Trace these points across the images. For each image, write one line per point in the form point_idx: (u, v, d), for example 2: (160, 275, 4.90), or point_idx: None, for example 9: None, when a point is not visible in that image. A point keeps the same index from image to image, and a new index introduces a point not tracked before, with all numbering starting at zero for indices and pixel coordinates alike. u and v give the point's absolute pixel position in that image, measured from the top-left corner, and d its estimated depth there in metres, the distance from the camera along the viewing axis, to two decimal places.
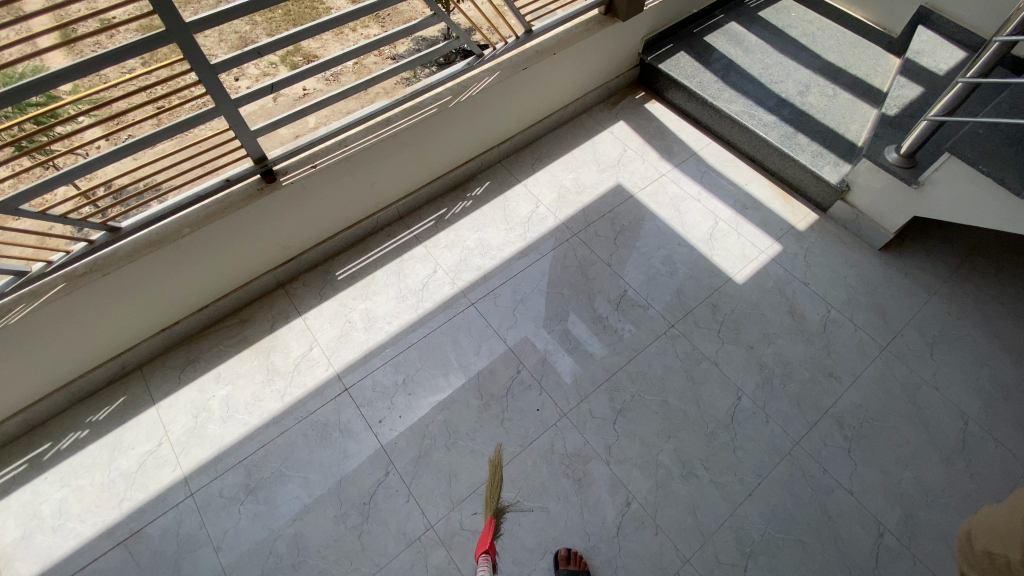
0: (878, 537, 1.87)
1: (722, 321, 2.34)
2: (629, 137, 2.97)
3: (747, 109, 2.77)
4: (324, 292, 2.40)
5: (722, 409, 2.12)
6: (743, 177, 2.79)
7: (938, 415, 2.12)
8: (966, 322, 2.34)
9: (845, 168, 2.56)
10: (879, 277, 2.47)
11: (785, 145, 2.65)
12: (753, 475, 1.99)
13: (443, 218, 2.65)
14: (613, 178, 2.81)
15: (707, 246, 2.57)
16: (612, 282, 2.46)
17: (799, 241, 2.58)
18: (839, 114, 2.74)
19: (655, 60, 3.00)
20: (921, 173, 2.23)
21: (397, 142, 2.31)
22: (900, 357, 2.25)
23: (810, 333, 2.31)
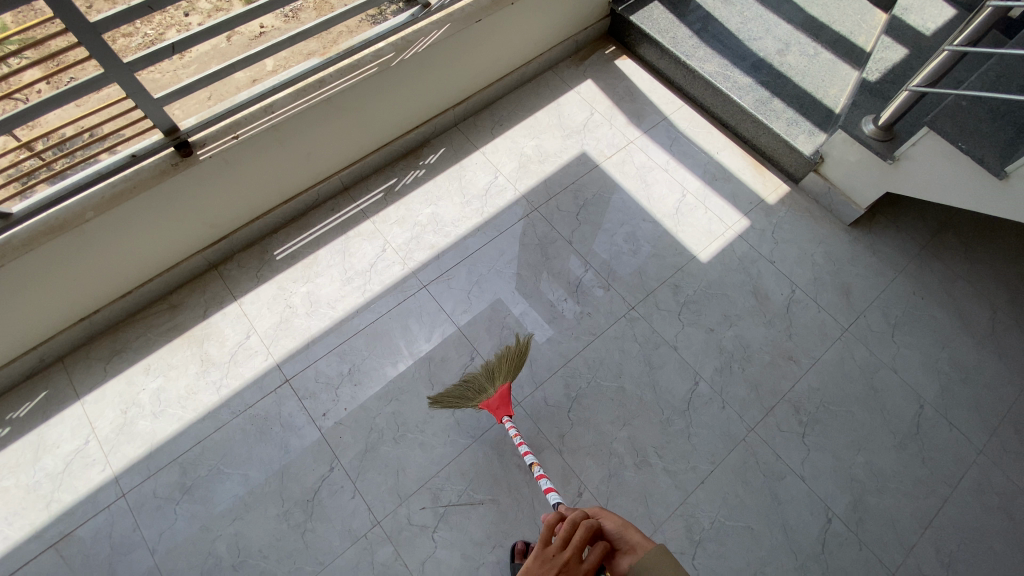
0: (825, 522, 1.89)
1: (684, 302, 2.25)
2: (596, 98, 2.74)
3: (722, 70, 2.58)
4: (261, 275, 2.23)
5: (678, 395, 2.07)
6: (714, 145, 2.64)
7: (894, 399, 2.11)
8: (930, 303, 2.30)
9: (820, 137, 2.41)
10: (847, 255, 2.38)
11: (759, 111, 2.48)
12: (707, 463, 1.97)
13: (392, 190, 2.45)
14: (578, 146, 2.61)
15: (672, 222, 2.44)
16: (572, 262, 2.33)
17: (768, 216, 2.47)
18: (817, 76, 2.56)
19: (626, 12, 2.74)
20: (897, 147, 2.10)
21: (333, 105, 2.07)
22: (861, 339, 2.21)
23: (773, 314, 2.24)
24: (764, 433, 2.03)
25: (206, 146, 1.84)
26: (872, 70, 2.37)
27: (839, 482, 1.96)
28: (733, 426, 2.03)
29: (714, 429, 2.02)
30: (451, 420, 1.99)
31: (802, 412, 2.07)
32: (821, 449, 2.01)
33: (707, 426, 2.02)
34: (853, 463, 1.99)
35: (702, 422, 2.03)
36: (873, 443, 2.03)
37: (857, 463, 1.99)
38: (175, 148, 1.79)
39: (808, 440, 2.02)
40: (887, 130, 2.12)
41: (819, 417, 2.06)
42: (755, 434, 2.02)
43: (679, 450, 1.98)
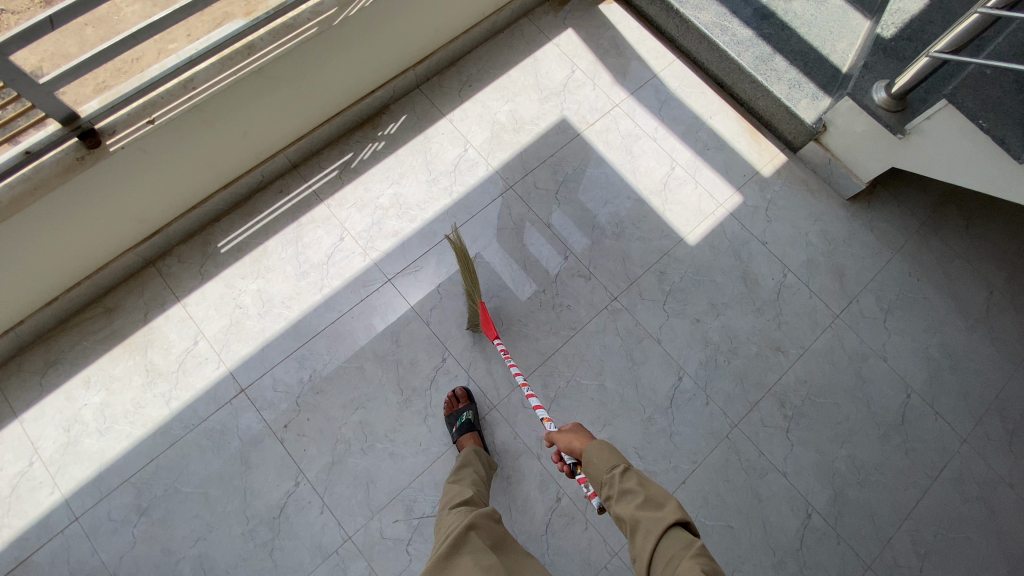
0: (805, 518, 1.88)
1: (669, 291, 2.11)
2: (578, 53, 2.41)
3: (719, 20, 2.27)
4: (206, 271, 2.00)
5: (661, 392, 1.98)
6: (707, 108, 2.38)
7: (881, 388, 2.05)
8: (925, 284, 2.19)
9: (823, 102, 2.17)
10: (843, 234, 2.23)
11: (758, 71, 2.21)
12: (688, 462, 1.91)
13: (347, 167, 2.18)
14: (557, 111, 2.33)
15: (659, 199, 2.24)
16: (551, 248, 2.15)
17: (762, 190, 2.28)
18: (825, 27, 2.27)
19: None
20: (910, 120, 1.88)
21: (269, 75, 1.76)
22: (852, 326, 2.12)
23: (762, 302, 2.12)
24: (748, 429, 1.97)
25: (116, 133, 1.54)
26: (887, 25, 2.08)
27: (820, 477, 1.93)
28: (716, 422, 1.96)
29: (697, 427, 1.95)
30: (423, 427, 1.88)
31: (787, 405, 2.00)
32: (804, 444, 1.96)
33: (690, 423, 1.95)
34: (836, 457, 1.96)
35: (685, 420, 1.96)
36: (857, 436, 1.99)
37: (840, 456, 1.96)
38: (81, 138, 1.52)
39: (792, 435, 1.97)
40: (899, 100, 1.90)
41: (805, 411, 2.00)
42: (738, 430, 1.96)
43: (660, 450, 1.92)
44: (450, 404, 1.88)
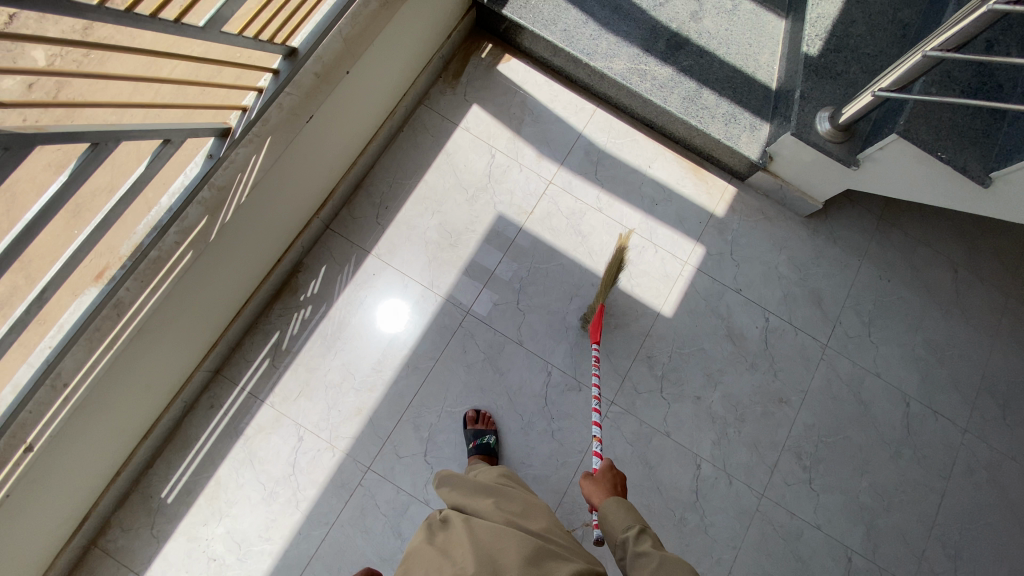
0: (847, 562, 1.92)
1: (662, 375, 1.99)
2: (492, 132, 2.14)
3: (633, 63, 2.04)
4: (158, 531, 1.72)
5: (685, 488, 1.90)
6: (643, 156, 2.19)
7: (882, 405, 2.06)
8: (898, 283, 2.17)
9: (762, 130, 2.02)
10: (811, 256, 2.15)
11: (688, 112, 2.02)
12: (729, 550, 1.88)
13: (279, 350, 1.88)
14: (490, 209, 2.09)
15: (624, 275, 2.08)
16: (531, 368, 1.97)
17: (722, 233, 2.14)
18: (742, 42, 2.10)
19: (494, 5, 2.06)
20: (861, 149, 1.77)
21: (154, 319, 1.45)
22: (842, 352, 2.09)
23: (754, 356, 2.04)
24: (775, 494, 1.94)
25: None
26: (811, 39, 1.88)
27: (850, 516, 1.95)
28: (744, 499, 1.92)
29: (728, 510, 1.91)
30: None
31: (804, 456, 1.98)
32: (828, 489, 1.96)
33: (720, 510, 1.90)
34: (860, 490, 1.98)
35: (715, 507, 1.90)
36: (873, 462, 2.01)
37: (863, 489, 1.98)
38: None
39: (816, 484, 1.96)
40: (844, 130, 1.78)
41: (821, 456, 1.99)
42: (766, 499, 1.93)
43: (700, 548, 1.86)
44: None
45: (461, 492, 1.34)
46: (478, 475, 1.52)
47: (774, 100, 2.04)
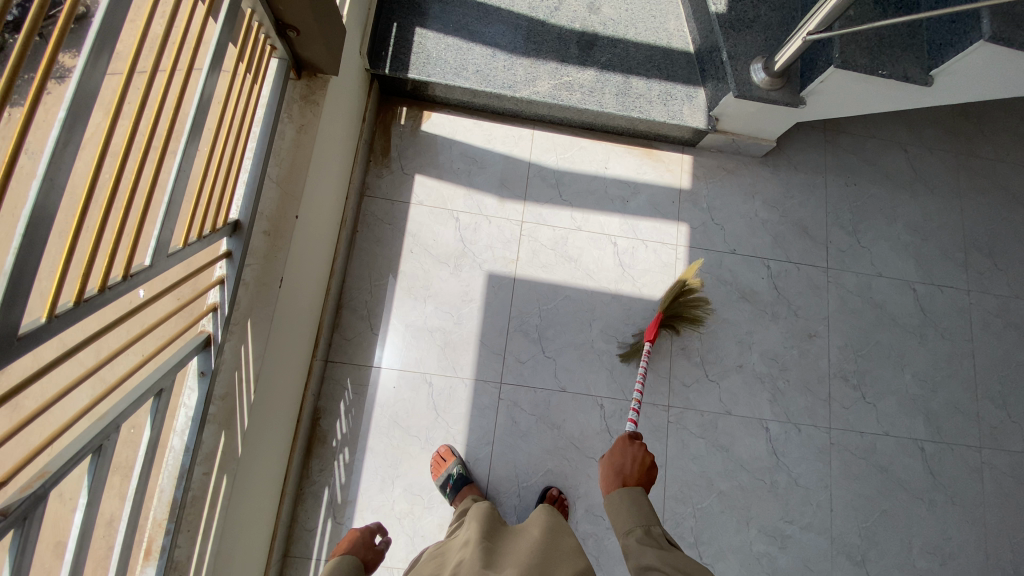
0: (920, 451, 2.04)
1: (703, 360, 2.01)
2: (445, 195, 2.06)
3: (556, 77, 1.97)
4: None
5: (764, 454, 1.95)
6: (597, 160, 2.15)
7: (895, 299, 2.17)
8: (864, 183, 2.26)
9: (699, 95, 2.02)
10: (782, 191, 2.20)
11: (625, 105, 1.98)
12: (824, 490, 1.95)
13: (337, 504, 1.77)
14: (476, 273, 2.01)
15: (630, 282, 2.05)
16: (584, 410, 1.92)
17: (698, 204, 2.16)
18: (646, 17, 2.07)
19: (398, 72, 1.90)
20: (803, 88, 1.79)
21: (217, 556, 1.33)
22: (844, 266, 2.17)
23: (771, 306, 2.09)
24: (840, 421, 2.02)
25: None
26: None
27: (907, 410, 2.07)
28: (817, 439, 1.99)
29: (808, 455, 1.98)
30: None
31: (850, 376, 2.07)
32: (881, 396, 2.07)
33: (801, 458, 1.97)
34: (906, 383, 2.10)
35: (796, 459, 1.97)
36: (906, 354, 2.12)
37: (908, 381, 2.10)
38: None
39: (869, 397, 2.06)
40: (780, 76, 1.78)
41: (863, 369, 2.08)
42: (835, 431, 2.01)
43: (800, 501, 1.93)
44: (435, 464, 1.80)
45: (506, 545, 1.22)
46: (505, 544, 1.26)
47: (698, 63, 2.04)
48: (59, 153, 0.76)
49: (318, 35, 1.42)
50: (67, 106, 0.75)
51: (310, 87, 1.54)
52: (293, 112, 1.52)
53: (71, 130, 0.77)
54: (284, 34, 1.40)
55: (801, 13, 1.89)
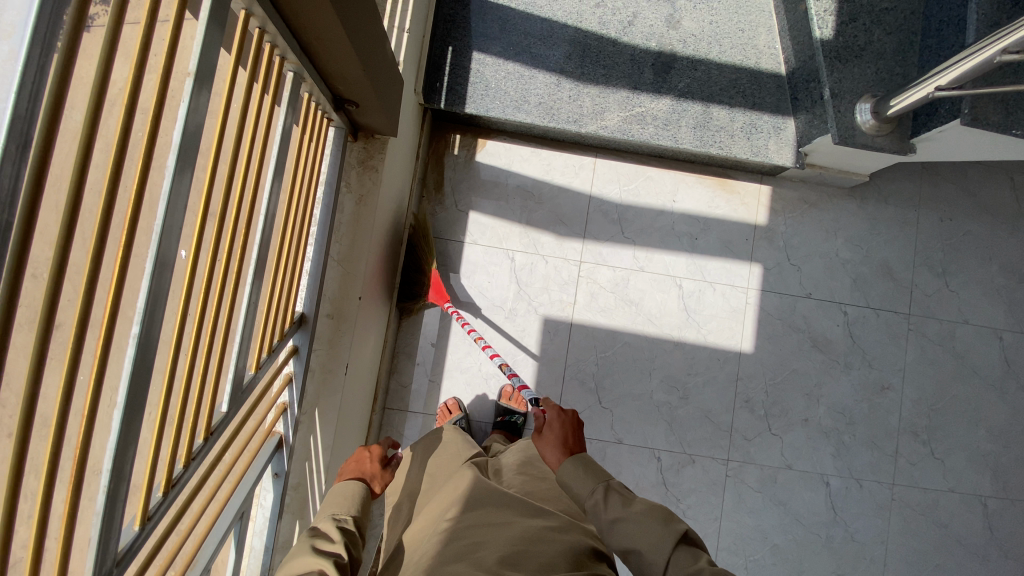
0: (985, 509, 1.98)
1: (765, 412, 1.94)
2: (501, 233, 1.95)
3: (626, 107, 1.77)
4: None
5: (821, 508, 1.93)
6: (665, 192, 1.98)
7: (978, 349, 2.02)
8: (960, 218, 2.03)
9: (788, 127, 1.80)
10: (867, 227, 2.01)
11: (703, 139, 1.78)
12: (881, 546, 1.93)
13: None
14: (533, 317, 1.93)
15: (694, 328, 1.95)
16: (639, 462, 1.90)
17: (774, 241, 1.99)
18: (733, 32, 1.81)
19: (454, 106, 1.74)
20: (915, 135, 1.59)
21: None
22: (926, 312, 2.01)
23: (843, 356, 1.98)
24: (904, 477, 1.96)
25: None
26: (821, 19, 1.58)
27: (977, 467, 1.99)
28: (878, 495, 1.95)
29: (867, 510, 1.94)
30: None
31: (920, 431, 1.98)
32: (951, 451, 1.98)
33: (859, 513, 1.93)
34: (979, 438, 1.99)
35: (854, 514, 1.93)
36: (983, 408, 2.01)
37: (981, 436, 2.00)
38: None
39: (938, 452, 1.97)
40: (888, 121, 1.56)
41: (935, 424, 1.98)
42: (898, 487, 1.96)
43: (853, 556, 1.92)
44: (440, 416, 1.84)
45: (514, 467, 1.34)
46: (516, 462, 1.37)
47: (790, 88, 1.80)
48: (136, 373, 0.71)
49: (379, 105, 1.29)
50: (140, 321, 0.70)
51: (368, 150, 1.43)
52: (351, 179, 1.41)
53: (146, 345, 0.72)
54: (343, 106, 1.27)
55: (922, 38, 1.62)
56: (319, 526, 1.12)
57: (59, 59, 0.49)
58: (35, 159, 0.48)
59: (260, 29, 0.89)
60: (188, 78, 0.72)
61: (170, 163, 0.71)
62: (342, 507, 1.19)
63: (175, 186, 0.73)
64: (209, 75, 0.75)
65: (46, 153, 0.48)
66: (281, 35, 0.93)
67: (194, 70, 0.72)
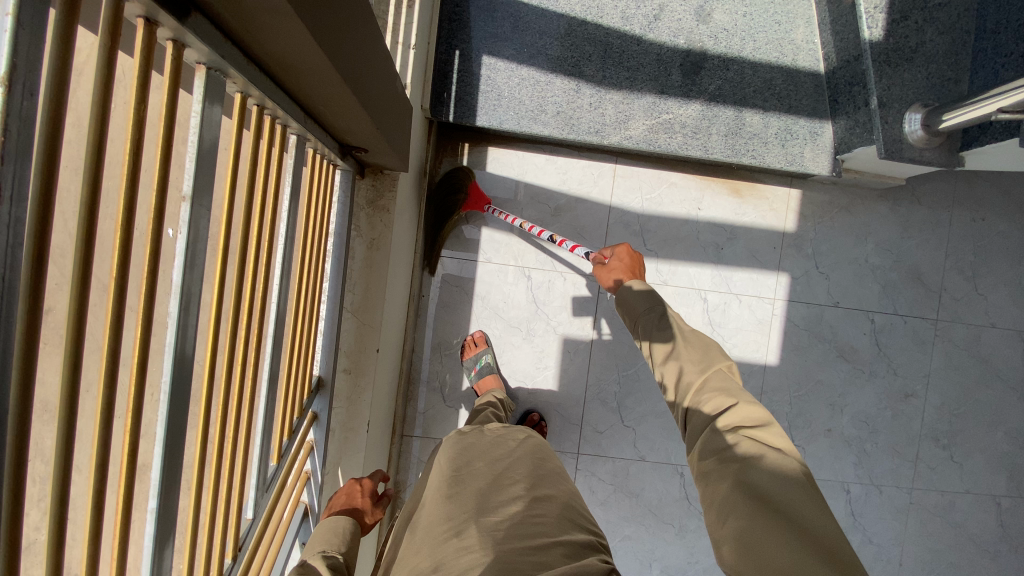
0: (998, 507, 2.00)
1: (788, 424, 1.91)
2: (516, 250, 1.83)
3: (652, 115, 1.62)
4: None
5: (841, 515, 1.94)
6: (689, 201, 1.86)
7: (1002, 352, 1.98)
8: (994, 218, 1.94)
9: (825, 131, 1.67)
10: (899, 231, 1.91)
11: (735, 149, 1.65)
12: (896, 548, 1.97)
13: None
14: (552, 336, 1.86)
15: (718, 342, 1.89)
16: (663, 478, 1.89)
17: (802, 249, 1.89)
18: (768, 24, 1.63)
19: (463, 119, 1.59)
20: (965, 148, 1.49)
21: None
22: (954, 318, 1.96)
23: (869, 364, 1.93)
24: (923, 481, 1.97)
25: None
26: (872, 17, 1.42)
27: (994, 468, 2.00)
28: (897, 499, 1.96)
29: (885, 515, 1.96)
30: None
31: (940, 436, 1.97)
32: (969, 454, 1.98)
33: (877, 518, 1.96)
34: (998, 440, 1.99)
35: (873, 518, 1.95)
36: (1004, 410, 1.99)
37: (1000, 438, 2.00)
38: None
39: (957, 456, 1.98)
40: (937, 135, 1.44)
41: (956, 428, 1.97)
42: (917, 491, 1.97)
43: (870, 558, 1.96)
44: (466, 347, 1.81)
45: (505, 467, 1.08)
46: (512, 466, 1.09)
47: (829, 88, 1.65)
48: (160, 535, 0.67)
49: (390, 149, 1.15)
50: (157, 494, 0.65)
51: (378, 188, 1.29)
52: (361, 222, 1.29)
53: (167, 506, 0.67)
54: (349, 149, 1.14)
55: (975, 37, 1.47)
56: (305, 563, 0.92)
57: (26, 298, 0.38)
58: (16, 429, 0.39)
59: (259, 105, 0.76)
60: (184, 204, 0.62)
61: (171, 309, 0.63)
62: (330, 541, 0.99)
63: (180, 329, 0.64)
64: (206, 195, 0.65)
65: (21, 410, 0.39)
66: (282, 106, 0.79)
67: (189, 194, 0.62)
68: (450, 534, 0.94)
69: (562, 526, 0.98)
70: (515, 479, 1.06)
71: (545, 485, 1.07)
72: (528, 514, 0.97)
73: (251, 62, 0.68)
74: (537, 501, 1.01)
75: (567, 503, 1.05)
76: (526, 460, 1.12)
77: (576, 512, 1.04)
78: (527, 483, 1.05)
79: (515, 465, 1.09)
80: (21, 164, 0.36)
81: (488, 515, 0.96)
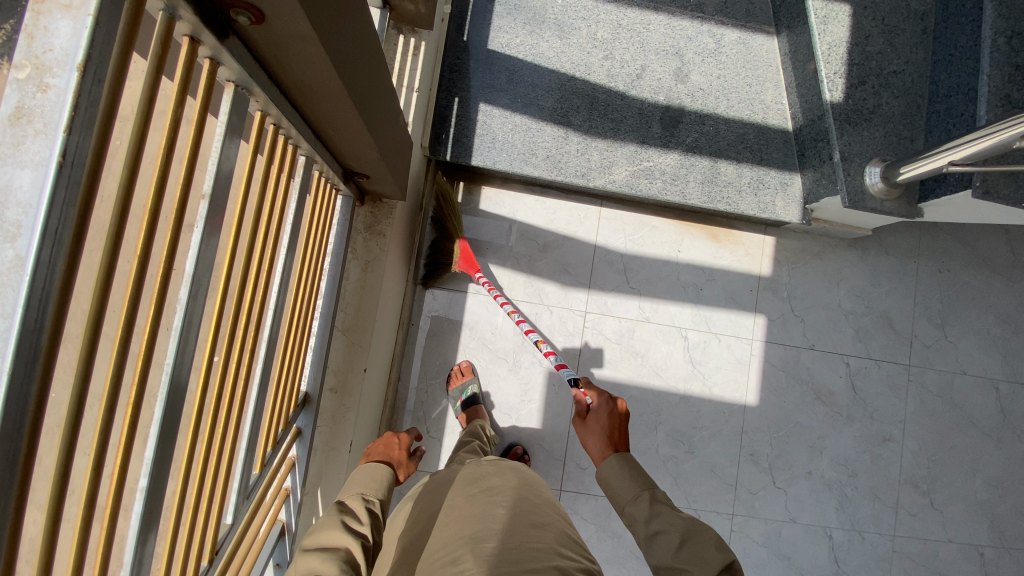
0: (981, 557, 2.00)
1: (769, 465, 1.93)
2: (505, 284, 1.90)
3: (635, 162, 1.75)
4: None
5: (824, 562, 1.92)
6: (669, 243, 1.97)
7: (974, 399, 2.04)
8: (958, 270, 2.06)
9: (794, 182, 1.80)
10: (869, 279, 2.02)
11: (712, 196, 1.78)
12: None
13: None
14: (537, 368, 1.90)
15: (700, 380, 1.94)
16: None
17: (778, 293, 1.99)
18: (740, 85, 1.80)
19: (459, 158, 1.70)
20: (923, 200, 1.62)
21: None
22: (925, 364, 2.03)
23: (845, 407, 1.98)
24: (905, 527, 1.97)
25: None
26: (832, 81, 1.59)
27: (974, 516, 2.00)
28: (879, 547, 1.95)
29: (869, 563, 1.94)
30: None
31: (919, 482, 1.99)
32: (950, 501, 1.99)
33: (861, 565, 1.93)
34: (977, 488, 2.01)
35: (857, 566, 1.93)
36: (981, 458, 2.03)
37: (978, 485, 2.02)
38: None
39: (938, 502, 1.99)
40: (897, 184, 1.57)
41: (935, 475, 1.99)
42: (899, 538, 1.96)
43: None
44: (451, 377, 1.83)
45: (491, 493, 1.10)
46: (494, 488, 1.11)
47: (796, 144, 1.80)
48: (146, 517, 0.68)
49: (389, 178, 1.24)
50: (149, 474, 0.67)
51: (375, 216, 1.38)
52: (358, 245, 1.36)
53: (154, 490, 0.69)
54: (352, 176, 1.23)
55: (928, 101, 1.63)
56: (348, 502, 1.13)
57: (70, 254, 0.43)
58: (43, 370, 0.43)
59: (275, 124, 0.84)
60: (203, 202, 0.69)
61: (182, 295, 0.68)
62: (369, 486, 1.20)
63: (187, 316, 0.69)
64: (222, 197, 0.72)
65: (53, 353, 0.43)
66: (296, 128, 0.88)
67: (208, 193, 0.69)
68: (447, 562, 0.93)
69: (556, 552, 0.98)
70: (499, 502, 1.07)
71: (535, 514, 1.06)
72: (523, 539, 0.98)
73: (273, 83, 0.76)
74: (529, 529, 1.01)
75: (563, 532, 1.06)
76: (511, 486, 1.12)
77: (570, 540, 1.06)
78: (514, 509, 1.05)
79: (504, 491, 1.11)
80: (82, 136, 0.42)
81: (483, 543, 0.96)
